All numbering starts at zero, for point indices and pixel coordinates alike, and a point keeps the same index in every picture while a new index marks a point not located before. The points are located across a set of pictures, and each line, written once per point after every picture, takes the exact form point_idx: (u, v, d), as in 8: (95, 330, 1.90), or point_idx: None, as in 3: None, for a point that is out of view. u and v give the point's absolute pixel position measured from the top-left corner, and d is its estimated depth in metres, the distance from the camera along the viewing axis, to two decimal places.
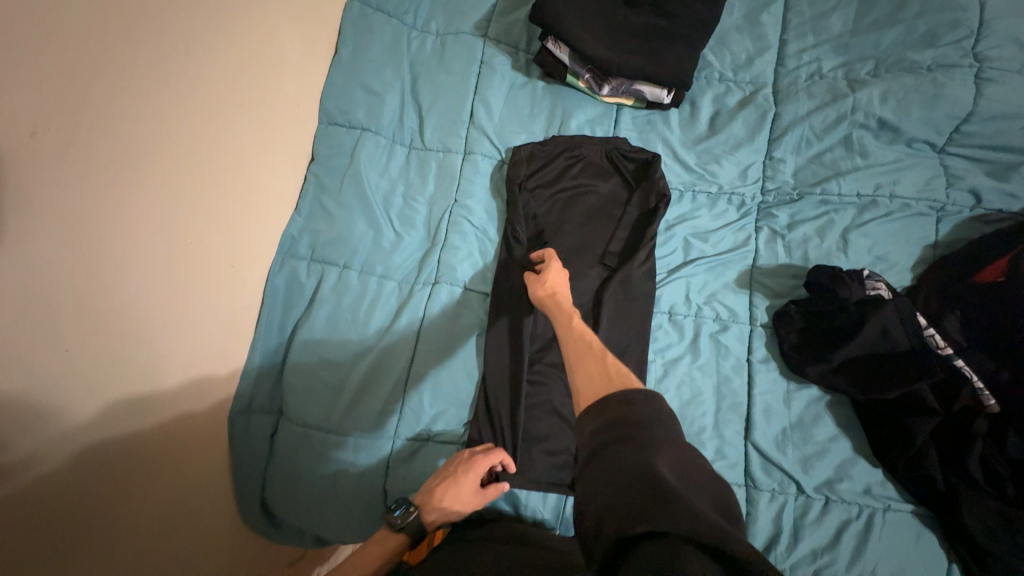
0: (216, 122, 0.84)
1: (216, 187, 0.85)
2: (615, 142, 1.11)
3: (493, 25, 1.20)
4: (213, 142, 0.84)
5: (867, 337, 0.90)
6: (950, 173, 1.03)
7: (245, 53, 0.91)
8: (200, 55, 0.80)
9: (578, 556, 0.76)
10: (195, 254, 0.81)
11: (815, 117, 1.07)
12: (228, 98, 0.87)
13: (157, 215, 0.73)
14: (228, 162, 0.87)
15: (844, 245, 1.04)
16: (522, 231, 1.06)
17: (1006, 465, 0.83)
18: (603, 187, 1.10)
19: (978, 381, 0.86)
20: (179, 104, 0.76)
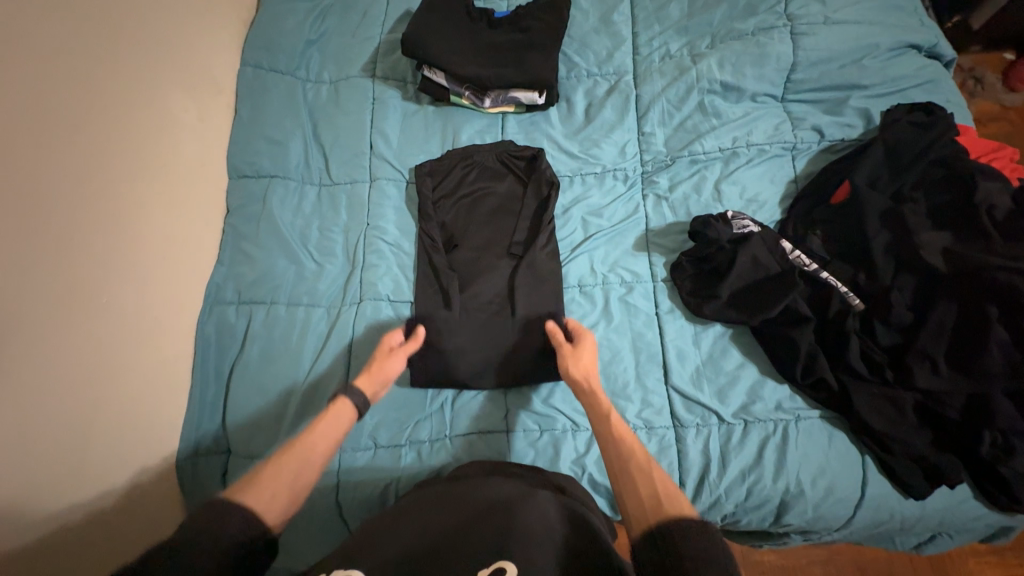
0: (117, 191, 0.95)
1: (129, 247, 0.96)
2: (505, 146, 1.22)
3: (379, 65, 1.32)
4: (122, 209, 0.96)
5: (743, 268, 1.02)
6: (793, 116, 1.17)
7: (142, 128, 1.03)
8: (92, 137, 0.92)
9: (516, 469, 0.87)
10: (112, 307, 0.91)
11: (669, 91, 1.22)
12: (131, 168, 0.99)
13: (71, 277, 0.85)
14: (137, 223, 0.99)
15: (718, 195, 1.15)
16: (436, 239, 1.15)
17: (881, 353, 0.93)
18: (502, 189, 1.21)
19: (843, 287, 0.97)
20: (84, 181, 0.89)
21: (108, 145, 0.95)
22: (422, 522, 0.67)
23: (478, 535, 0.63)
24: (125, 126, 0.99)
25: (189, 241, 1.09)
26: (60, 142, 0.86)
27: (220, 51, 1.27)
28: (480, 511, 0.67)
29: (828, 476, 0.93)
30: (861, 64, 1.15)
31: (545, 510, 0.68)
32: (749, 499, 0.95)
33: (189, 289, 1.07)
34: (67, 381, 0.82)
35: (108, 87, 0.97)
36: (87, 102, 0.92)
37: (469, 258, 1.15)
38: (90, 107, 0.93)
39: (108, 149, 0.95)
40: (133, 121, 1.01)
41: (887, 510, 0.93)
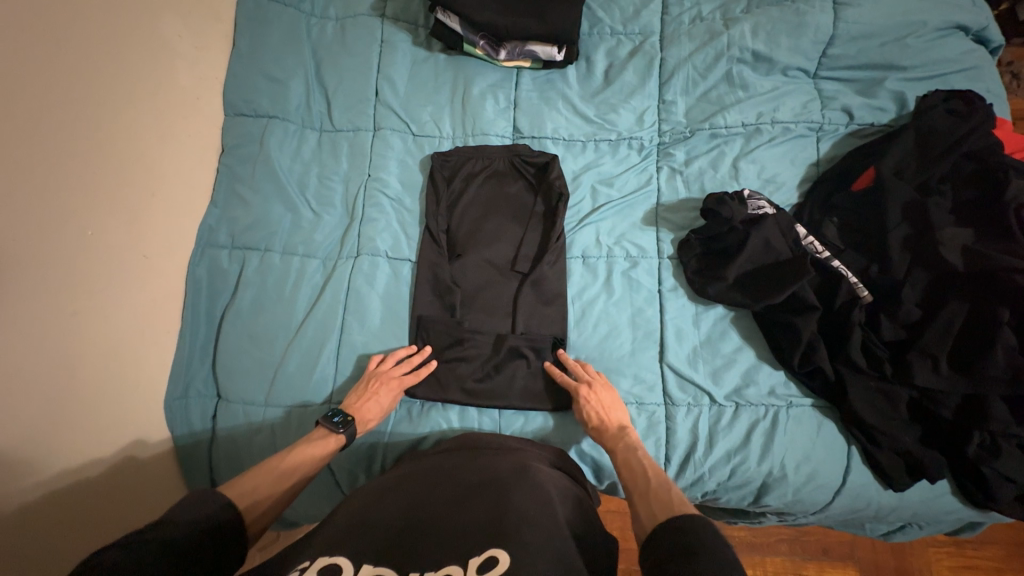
0: (106, 118, 0.90)
1: (115, 180, 0.91)
2: (519, 150, 1.14)
3: (389, 5, 1.23)
4: (108, 137, 0.90)
5: (753, 249, 0.98)
6: (824, 95, 1.11)
7: (131, 51, 0.96)
8: (77, 57, 0.85)
9: (511, 439, 0.89)
10: (101, 241, 0.88)
11: (696, 58, 1.14)
12: (117, 95, 0.92)
13: (58, 207, 0.81)
14: (126, 155, 0.93)
15: (735, 173, 1.10)
16: (441, 199, 1.12)
17: (883, 348, 0.91)
18: (509, 190, 1.15)
19: (853, 278, 0.94)
20: (66, 102, 0.83)
21: (96, 64, 0.89)
22: (413, 502, 0.68)
23: (467, 518, 0.65)
24: (112, 48, 0.92)
25: (178, 180, 1.04)
26: (46, 61, 0.80)
27: None
28: (473, 491, 0.69)
29: (813, 462, 0.94)
30: (904, 42, 1.07)
31: (537, 484, 0.71)
32: (732, 479, 0.96)
33: (177, 229, 1.03)
34: (53, 313, 0.79)
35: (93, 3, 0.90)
36: (74, 19, 0.86)
37: (474, 221, 1.13)
38: (73, 23, 0.85)
39: (95, 73, 0.88)
40: (121, 43, 0.94)
41: (865, 499, 0.95)
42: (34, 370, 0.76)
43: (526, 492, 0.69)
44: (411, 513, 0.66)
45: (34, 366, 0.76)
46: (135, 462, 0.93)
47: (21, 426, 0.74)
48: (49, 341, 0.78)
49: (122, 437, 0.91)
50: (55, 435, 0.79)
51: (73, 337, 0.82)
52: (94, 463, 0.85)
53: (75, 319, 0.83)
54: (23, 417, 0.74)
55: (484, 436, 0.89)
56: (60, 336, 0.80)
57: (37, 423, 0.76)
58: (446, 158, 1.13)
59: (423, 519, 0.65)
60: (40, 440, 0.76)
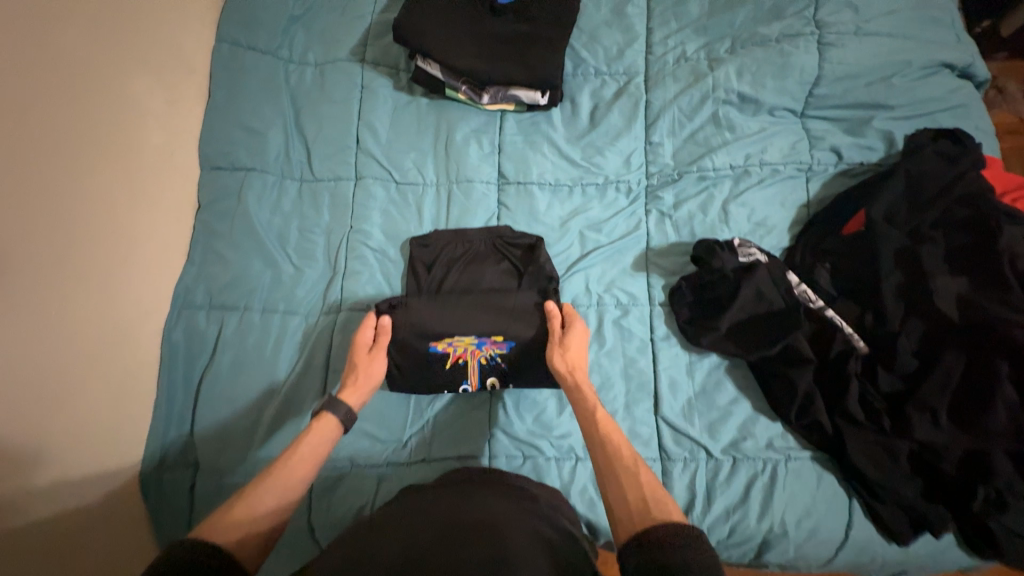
0: (70, 183, 0.86)
1: (81, 247, 0.87)
2: (501, 231, 1.10)
3: (369, 50, 1.21)
4: (74, 205, 0.87)
5: (745, 300, 0.96)
6: (812, 135, 1.09)
7: (100, 114, 0.93)
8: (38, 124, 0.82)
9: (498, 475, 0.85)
10: (66, 316, 0.84)
11: (681, 99, 1.12)
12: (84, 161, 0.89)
13: (17, 285, 0.77)
14: (92, 219, 0.90)
15: (725, 217, 1.08)
16: (421, 283, 1.06)
17: (881, 399, 0.89)
18: (488, 274, 1.07)
19: (847, 328, 0.92)
20: (26, 174, 0.79)
21: (61, 133, 0.86)
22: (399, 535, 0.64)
23: (454, 539, 0.63)
24: (77, 109, 0.89)
25: (153, 242, 1.00)
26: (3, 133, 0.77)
27: (191, 25, 1.15)
28: (467, 526, 0.65)
29: (814, 517, 0.92)
30: (889, 82, 1.07)
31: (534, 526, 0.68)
32: (732, 537, 0.93)
33: (150, 293, 0.99)
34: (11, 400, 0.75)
35: (58, 68, 0.87)
36: (35, 86, 0.82)
37: (431, 308, 0.98)
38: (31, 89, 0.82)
39: (58, 139, 0.85)
40: (89, 106, 0.91)
41: (869, 554, 0.92)
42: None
43: (523, 532, 0.65)
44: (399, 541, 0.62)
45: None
46: (110, 544, 0.88)
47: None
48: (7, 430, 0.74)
49: (92, 518, 0.86)
50: (17, 529, 0.75)
51: (31, 422, 0.78)
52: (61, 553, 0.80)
53: (39, 402, 0.79)
54: None
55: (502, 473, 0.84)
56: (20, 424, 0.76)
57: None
58: (428, 237, 1.09)
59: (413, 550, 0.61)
60: (3, 538, 0.72)
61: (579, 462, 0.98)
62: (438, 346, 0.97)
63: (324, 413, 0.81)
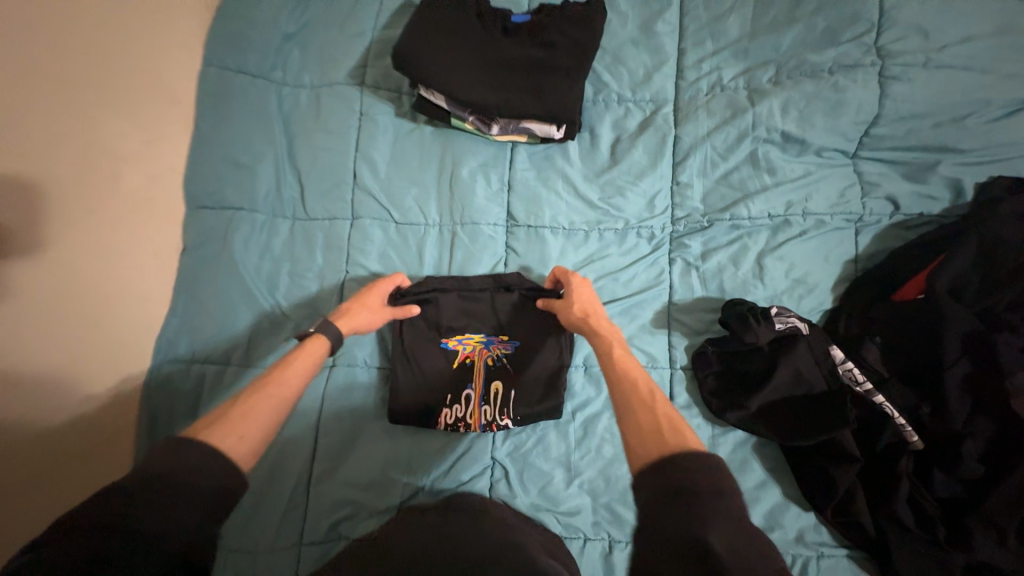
0: (41, 242, 0.81)
1: (54, 304, 0.82)
2: (507, 279, 0.98)
3: (369, 71, 1.11)
4: (33, 267, 0.80)
5: (781, 380, 0.85)
6: (865, 181, 0.96)
7: (67, 160, 0.85)
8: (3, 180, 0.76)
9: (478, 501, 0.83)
10: (31, 383, 0.79)
11: (715, 136, 0.99)
12: (47, 217, 0.82)
13: None
14: (63, 276, 0.84)
15: (759, 272, 0.97)
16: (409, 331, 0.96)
17: (934, 504, 0.78)
18: (484, 318, 0.98)
19: (901, 418, 0.80)
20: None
21: (21, 189, 0.78)
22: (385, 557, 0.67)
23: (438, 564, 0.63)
24: (47, 158, 0.83)
25: (129, 293, 0.94)
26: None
27: (175, 43, 1.05)
28: None
29: None
30: (962, 123, 0.92)
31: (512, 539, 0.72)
32: None
33: (127, 348, 0.93)
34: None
35: (19, 116, 0.79)
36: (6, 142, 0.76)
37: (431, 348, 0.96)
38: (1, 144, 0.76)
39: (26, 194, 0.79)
40: (63, 149, 0.85)
41: None
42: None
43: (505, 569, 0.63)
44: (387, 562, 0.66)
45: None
46: None
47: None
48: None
49: None
50: None
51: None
52: None
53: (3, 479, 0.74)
54: None
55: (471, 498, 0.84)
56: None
57: None
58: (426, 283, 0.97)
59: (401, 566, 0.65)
60: None
61: (587, 542, 0.90)
62: (450, 343, 0.97)
63: (315, 332, 0.78)
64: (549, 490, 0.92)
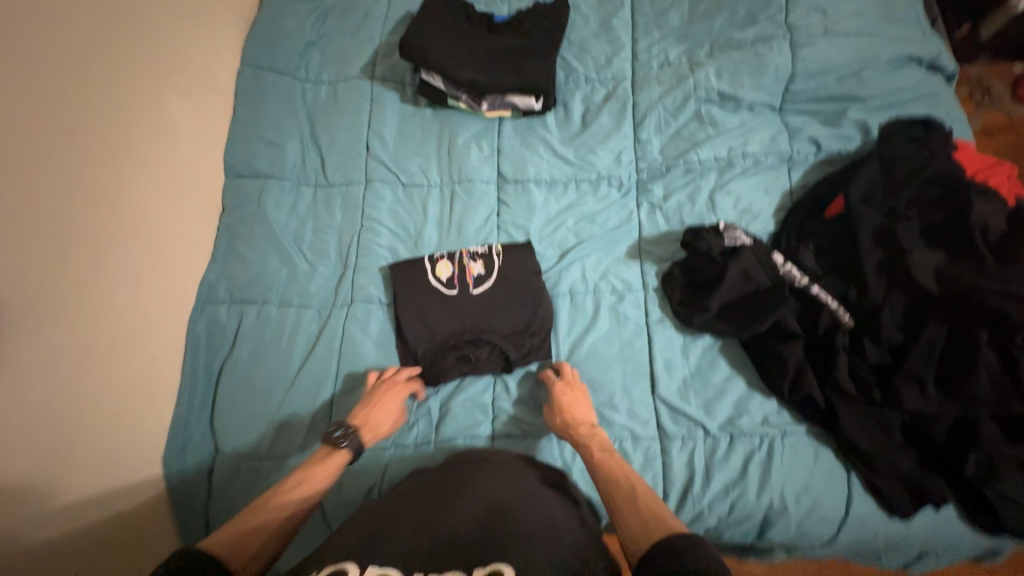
0: (129, 189, 1.01)
1: (134, 237, 1.00)
2: None
3: (377, 67, 1.33)
4: (95, 201, 0.94)
5: (732, 281, 1.01)
6: (791, 128, 1.16)
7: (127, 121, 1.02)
8: (109, 139, 0.98)
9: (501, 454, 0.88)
10: (116, 300, 0.95)
11: (665, 100, 1.21)
12: (106, 160, 0.97)
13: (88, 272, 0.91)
14: (144, 218, 1.03)
15: (712, 205, 1.14)
16: None
17: (869, 372, 0.93)
18: None
19: (834, 303, 0.97)
20: (98, 182, 0.95)
21: (121, 147, 1.00)
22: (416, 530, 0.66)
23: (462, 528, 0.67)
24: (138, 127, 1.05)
25: (181, 241, 1.09)
26: (80, 149, 0.93)
27: (220, 48, 1.27)
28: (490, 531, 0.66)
29: (813, 492, 0.93)
30: (860, 76, 1.14)
31: (545, 513, 0.71)
32: (732, 513, 0.95)
33: (181, 288, 1.08)
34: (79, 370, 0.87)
35: (124, 95, 1.03)
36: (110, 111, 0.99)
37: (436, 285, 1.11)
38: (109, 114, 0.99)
39: (122, 151, 1.01)
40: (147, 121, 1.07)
41: (871, 529, 0.93)
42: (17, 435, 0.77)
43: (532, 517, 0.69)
44: (419, 535, 0.66)
45: (24, 423, 0.79)
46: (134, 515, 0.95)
47: (12, 493, 0.77)
48: (34, 402, 0.80)
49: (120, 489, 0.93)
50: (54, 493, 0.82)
51: (74, 393, 0.86)
52: (89, 520, 0.88)
53: (89, 374, 0.89)
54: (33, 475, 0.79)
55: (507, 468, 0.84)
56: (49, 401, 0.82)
57: (43, 482, 0.81)
58: None
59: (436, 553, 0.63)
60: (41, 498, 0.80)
61: None
62: None
63: (339, 447, 0.86)
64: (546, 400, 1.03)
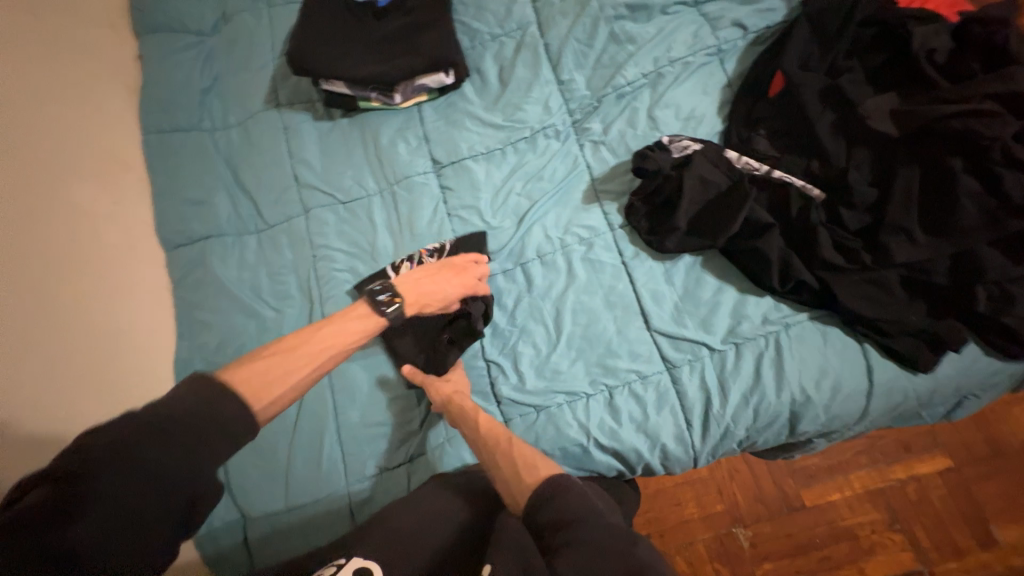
0: (70, 291, 0.98)
1: (89, 336, 0.98)
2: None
3: (281, 93, 1.27)
4: (42, 310, 0.92)
5: (692, 190, 0.98)
6: (710, 18, 1.10)
7: (43, 222, 0.98)
8: (36, 247, 0.95)
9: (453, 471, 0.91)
10: (95, 400, 0.95)
11: (576, 31, 1.15)
12: (41, 264, 0.95)
13: (55, 383, 0.89)
14: (95, 316, 1.01)
15: (654, 123, 1.09)
16: None
17: (854, 238, 0.90)
18: None
19: (799, 182, 0.94)
20: (38, 291, 0.92)
21: (51, 252, 0.98)
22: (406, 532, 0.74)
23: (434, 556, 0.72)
24: (60, 225, 1.01)
25: (140, 327, 1.08)
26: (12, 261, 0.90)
27: (117, 123, 1.22)
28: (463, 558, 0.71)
29: (832, 375, 0.91)
30: None
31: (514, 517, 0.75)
32: (759, 420, 0.92)
33: (153, 373, 1.07)
34: None
35: (36, 196, 0.99)
36: (25, 219, 0.95)
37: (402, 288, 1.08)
38: (27, 221, 0.95)
39: (52, 255, 0.98)
40: (67, 218, 1.03)
41: (900, 391, 0.90)
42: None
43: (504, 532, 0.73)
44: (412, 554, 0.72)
45: None
46: None
47: None
48: None
49: None
50: None
51: None
52: None
53: None
54: None
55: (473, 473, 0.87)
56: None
57: None
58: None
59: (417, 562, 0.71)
60: None
61: (590, 398, 0.97)
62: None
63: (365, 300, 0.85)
64: (545, 368, 1.00)
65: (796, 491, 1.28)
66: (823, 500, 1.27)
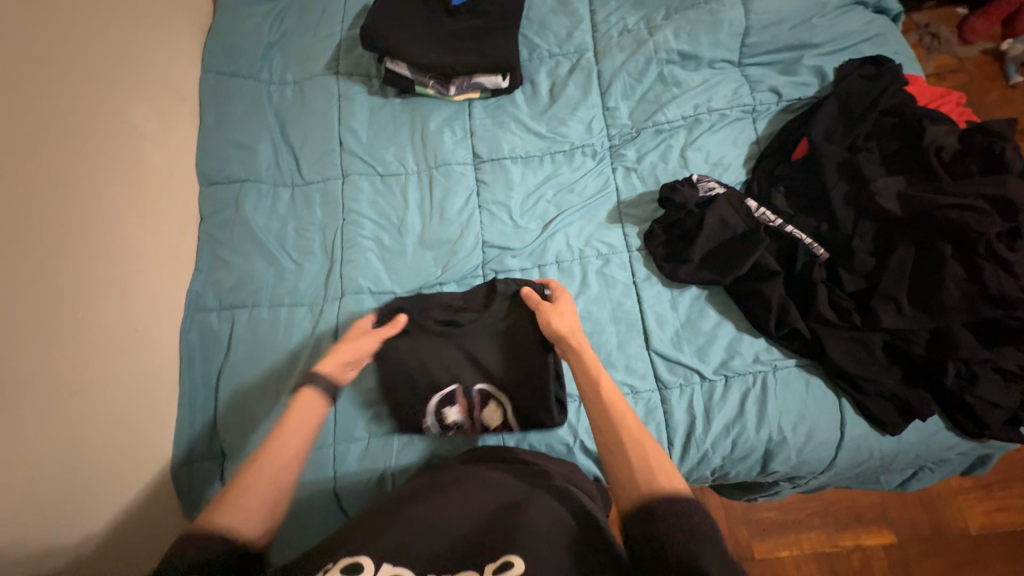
0: (109, 201, 1.00)
1: (117, 247, 1.00)
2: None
3: (342, 62, 1.33)
4: (80, 213, 0.94)
5: (710, 228, 1.06)
6: (751, 80, 1.21)
7: (97, 131, 1.01)
8: (88, 152, 0.98)
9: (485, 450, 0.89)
10: (110, 309, 0.96)
11: (629, 65, 1.24)
12: (89, 169, 0.97)
13: (80, 283, 0.91)
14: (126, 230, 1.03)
15: (684, 162, 1.17)
16: None
17: (849, 299, 0.98)
18: None
19: (807, 240, 1.02)
20: (81, 194, 0.95)
21: (101, 160, 1.00)
22: (444, 511, 0.69)
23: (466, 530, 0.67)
24: (112, 137, 1.04)
25: (165, 251, 1.10)
26: (64, 160, 0.92)
27: (182, 55, 1.26)
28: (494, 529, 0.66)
29: (808, 421, 0.97)
30: (810, 23, 1.20)
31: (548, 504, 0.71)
32: (735, 451, 0.98)
33: (167, 298, 1.09)
34: (86, 381, 0.89)
35: (98, 105, 1.02)
36: (84, 123, 0.98)
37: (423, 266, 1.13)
38: (86, 127, 0.98)
39: (101, 163, 1.00)
40: (122, 133, 1.06)
41: (866, 449, 0.97)
42: (21, 454, 0.76)
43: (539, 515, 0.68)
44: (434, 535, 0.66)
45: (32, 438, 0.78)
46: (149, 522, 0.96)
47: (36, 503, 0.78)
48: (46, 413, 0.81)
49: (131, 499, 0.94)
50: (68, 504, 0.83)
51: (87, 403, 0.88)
52: (107, 529, 0.89)
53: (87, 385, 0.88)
54: (45, 490, 0.79)
55: (525, 457, 0.86)
56: (47, 419, 0.81)
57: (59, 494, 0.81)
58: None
59: (445, 545, 0.65)
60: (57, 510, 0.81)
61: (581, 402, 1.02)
62: None
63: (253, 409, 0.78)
64: None
65: (748, 538, 1.34)
66: (771, 553, 1.32)
